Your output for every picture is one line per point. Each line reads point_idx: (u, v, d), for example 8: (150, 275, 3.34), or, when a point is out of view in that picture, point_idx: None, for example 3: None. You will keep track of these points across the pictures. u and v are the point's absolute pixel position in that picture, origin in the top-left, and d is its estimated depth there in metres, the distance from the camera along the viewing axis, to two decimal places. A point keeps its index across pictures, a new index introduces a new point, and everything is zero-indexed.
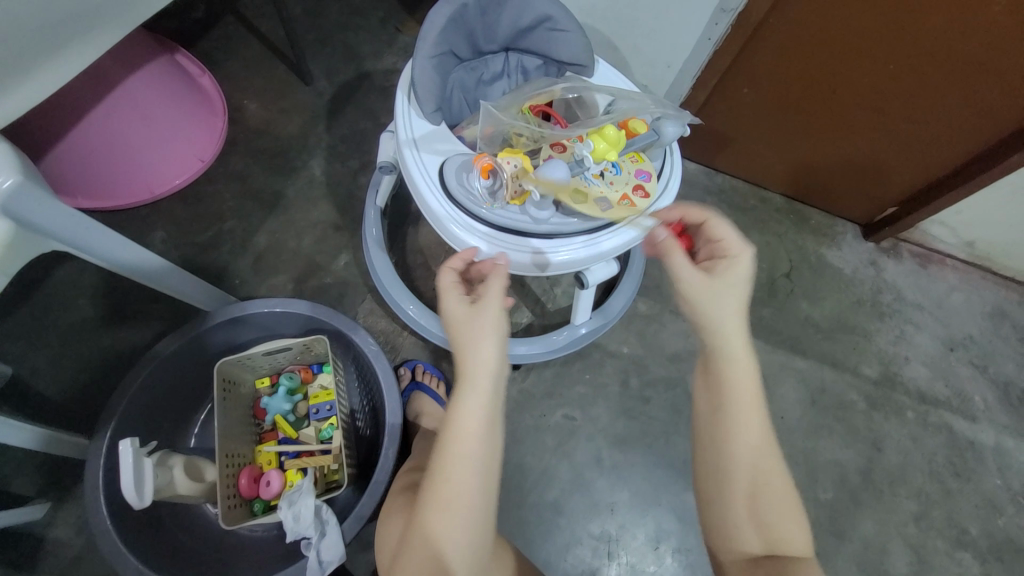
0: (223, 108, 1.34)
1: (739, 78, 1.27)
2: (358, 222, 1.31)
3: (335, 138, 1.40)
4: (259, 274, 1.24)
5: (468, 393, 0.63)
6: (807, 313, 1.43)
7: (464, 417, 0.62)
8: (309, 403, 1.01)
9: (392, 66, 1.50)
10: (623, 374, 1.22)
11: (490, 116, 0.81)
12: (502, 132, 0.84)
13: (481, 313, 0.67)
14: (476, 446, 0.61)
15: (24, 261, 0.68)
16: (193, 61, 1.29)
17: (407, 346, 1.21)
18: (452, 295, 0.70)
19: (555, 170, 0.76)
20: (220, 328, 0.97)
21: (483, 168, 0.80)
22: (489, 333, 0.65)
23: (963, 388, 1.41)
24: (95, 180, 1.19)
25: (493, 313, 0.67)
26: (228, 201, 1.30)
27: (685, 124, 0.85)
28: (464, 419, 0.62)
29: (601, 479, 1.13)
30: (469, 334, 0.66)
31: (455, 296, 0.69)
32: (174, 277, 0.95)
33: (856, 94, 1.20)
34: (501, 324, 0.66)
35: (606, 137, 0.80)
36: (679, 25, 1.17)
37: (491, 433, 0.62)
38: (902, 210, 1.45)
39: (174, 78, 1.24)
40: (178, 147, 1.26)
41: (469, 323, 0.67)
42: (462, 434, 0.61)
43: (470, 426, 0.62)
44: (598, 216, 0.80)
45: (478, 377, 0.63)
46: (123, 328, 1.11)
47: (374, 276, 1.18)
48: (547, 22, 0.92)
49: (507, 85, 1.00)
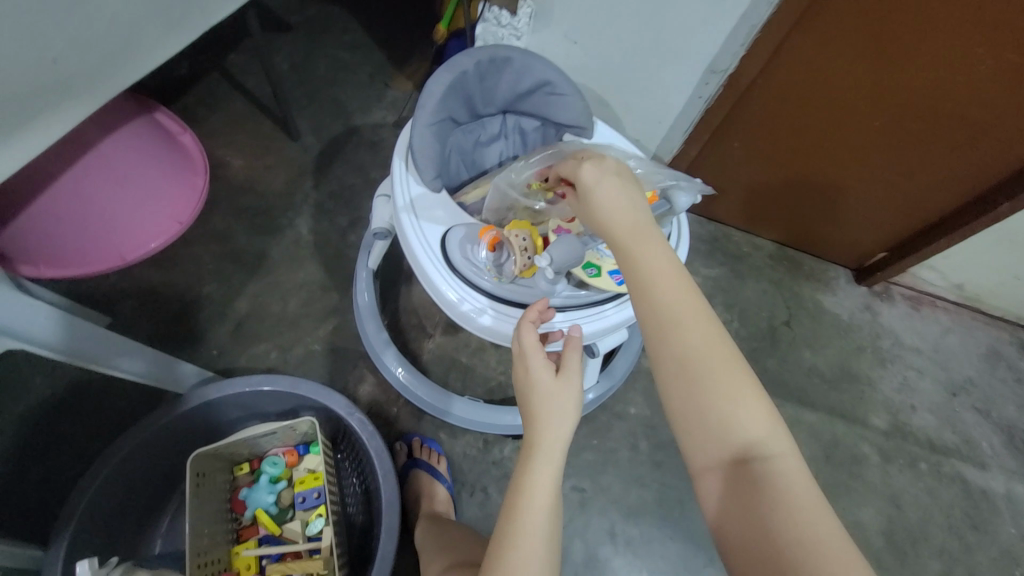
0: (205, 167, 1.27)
1: (730, 133, 1.29)
2: (347, 282, 1.24)
3: (323, 195, 1.35)
4: (239, 341, 1.15)
5: (542, 464, 0.58)
6: (810, 362, 1.40)
7: (532, 488, 0.57)
8: (294, 491, 0.91)
9: (381, 121, 1.48)
10: (632, 437, 1.15)
11: (498, 190, 0.82)
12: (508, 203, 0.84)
13: (562, 384, 0.61)
14: (546, 523, 0.56)
15: None
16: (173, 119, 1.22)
17: (401, 416, 1.12)
18: (538, 357, 0.63)
19: (567, 247, 0.72)
20: (196, 414, 0.88)
21: (491, 242, 0.77)
22: (568, 404, 0.61)
23: (971, 434, 1.38)
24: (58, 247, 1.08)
25: (569, 385, 0.62)
26: (208, 263, 1.23)
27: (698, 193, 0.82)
28: (535, 485, 0.57)
29: (616, 558, 1.04)
30: (549, 406, 0.60)
31: (540, 361, 0.62)
32: (133, 350, 0.84)
33: (846, 146, 1.22)
34: (576, 401, 0.62)
35: None
36: (670, 84, 1.19)
37: (555, 506, 0.58)
38: (892, 256, 1.47)
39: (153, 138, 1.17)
40: (155, 209, 1.18)
41: (549, 391, 0.61)
42: (532, 499, 0.57)
43: (540, 499, 0.57)
44: (611, 290, 0.78)
45: (553, 456, 0.58)
46: (85, 410, 1.00)
47: (366, 343, 1.11)
48: (545, 87, 0.90)
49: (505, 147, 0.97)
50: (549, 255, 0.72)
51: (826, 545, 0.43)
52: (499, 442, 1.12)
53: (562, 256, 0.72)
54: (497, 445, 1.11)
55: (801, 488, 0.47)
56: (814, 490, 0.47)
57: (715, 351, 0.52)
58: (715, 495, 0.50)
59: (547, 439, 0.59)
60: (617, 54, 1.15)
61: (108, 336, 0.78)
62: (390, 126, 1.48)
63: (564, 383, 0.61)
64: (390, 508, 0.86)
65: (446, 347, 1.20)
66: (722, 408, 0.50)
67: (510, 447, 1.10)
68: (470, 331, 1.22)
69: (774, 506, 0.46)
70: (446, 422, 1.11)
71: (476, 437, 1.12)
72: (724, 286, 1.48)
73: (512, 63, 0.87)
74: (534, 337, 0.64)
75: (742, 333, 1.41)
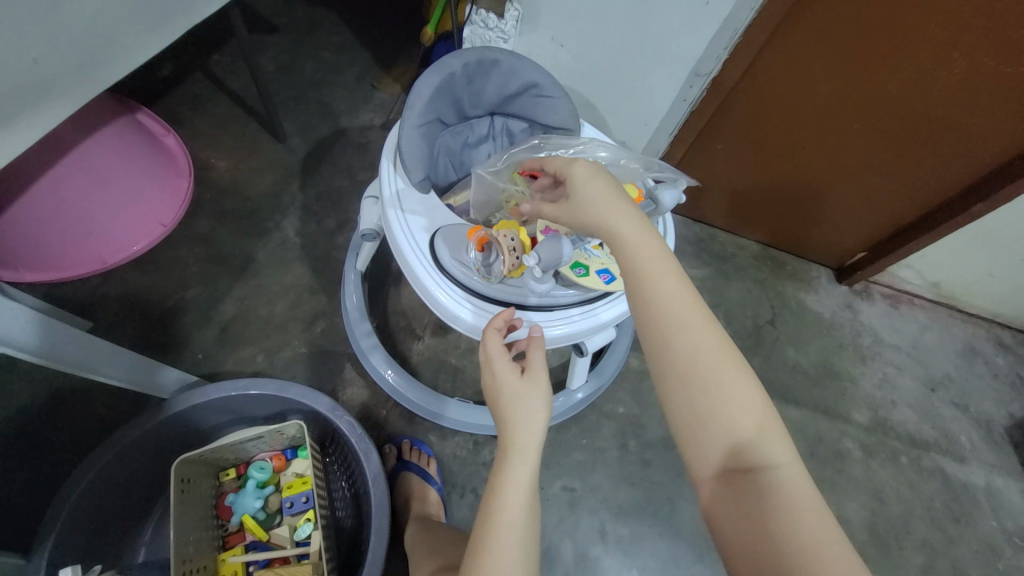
0: (189, 168, 1.26)
1: (714, 135, 1.32)
2: (336, 285, 1.23)
3: (310, 197, 1.34)
4: (224, 346, 1.14)
5: (517, 463, 0.58)
6: (794, 360, 1.43)
7: (510, 487, 0.58)
8: (282, 496, 0.91)
9: (369, 123, 1.48)
10: (621, 436, 1.16)
11: (483, 182, 0.85)
12: (494, 201, 0.87)
13: (529, 383, 0.62)
14: (523, 524, 0.57)
15: None
16: (155, 120, 1.20)
17: (391, 418, 1.12)
18: (503, 361, 0.64)
19: (556, 246, 0.73)
20: (180, 420, 0.86)
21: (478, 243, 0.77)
22: (537, 403, 0.61)
23: (949, 428, 1.42)
24: (37, 251, 1.06)
25: (539, 384, 0.62)
26: (192, 266, 1.21)
27: (682, 190, 0.83)
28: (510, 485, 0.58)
29: (607, 556, 1.05)
30: (519, 409, 0.61)
31: (504, 366, 0.63)
32: (106, 352, 0.81)
33: (826, 148, 1.25)
34: (545, 398, 0.62)
35: None
36: (655, 87, 1.21)
37: (532, 502, 0.58)
38: (870, 255, 1.51)
39: (135, 139, 1.15)
40: (137, 212, 1.16)
41: (519, 392, 0.62)
42: (506, 499, 0.57)
43: (516, 502, 0.57)
44: (600, 288, 0.78)
45: (527, 457, 0.59)
46: (65, 417, 0.98)
47: (355, 345, 1.10)
48: (533, 89, 0.91)
49: (493, 148, 0.98)
50: (538, 254, 0.73)
51: (829, 551, 0.44)
52: (490, 442, 1.12)
53: (551, 256, 0.72)
54: (488, 446, 1.11)
55: (805, 500, 0.47)
56: (819, 498, 0.47)
57: (719, 366, 0.52)
58: (715, 502, 0.50)
59: (519, 440, 0.59)
60: (603, 57, 1.17)
61: (84, 339, 0.76)
62: (377, 127, 1.47)
63: (530, 382, 0.62)
64: (380, 512, 0.85)
65: (435, 348, 1.19)
66: (724, 417, 0.51)
67: None
68: (460, 332, 1.22)
69: (782, 515, 0.46)
70: (436, 424, 1.11)
71: (466, 438, 1.12)
72: (710, 286, 1.50)
73: (499, 66, 0.88)
74: (499, 344, 0.65)
75: (729, 332, 1.44)
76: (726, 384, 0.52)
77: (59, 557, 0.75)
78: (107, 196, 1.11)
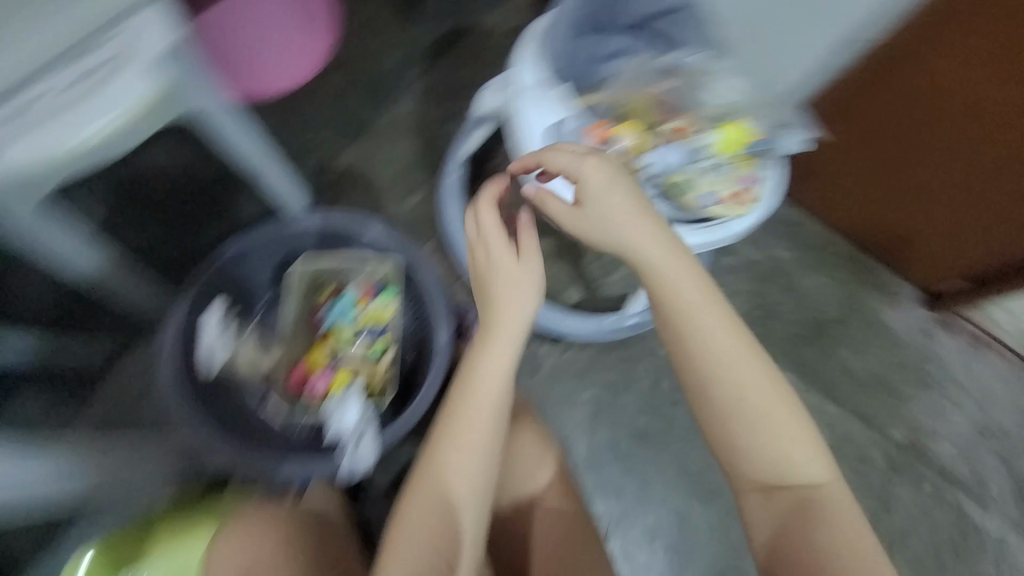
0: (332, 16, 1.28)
1: (851, 101, 1.22)
2: (436, 167, 1.32)
3: (429, 81, 1.40)
4: (333, 192, 1.27)
5: (484, 352, 0.75)
6: (848, 363, 1.39)
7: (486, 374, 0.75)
8: (365, 321, 1.06)
9: (492, 22, 1.45)
10: (657, 374, 1.22)
11: (619, 79, 0.95)
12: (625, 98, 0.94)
13: (513, 285, 0.75)
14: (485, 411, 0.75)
15: (170, 115, 0.84)
16: None
17: (458, 294, 1.24)
18: (494, 274, 0.76)
19: (670, 151, 0.88)
20: (305, 236, 1.07)
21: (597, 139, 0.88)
22: (514, 307, 0.75)
23: (987, 477, 1.37)
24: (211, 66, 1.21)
25: (518, 294, 0.75)
26: (319, 116, 1.33)
27: (802, 137, 0.91)
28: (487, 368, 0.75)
29: (613, 465, 1.17)
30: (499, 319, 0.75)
31: (500, 245, 0.76)
32: (239, 133, 0.98)
33: (962, 151, 1.10)
34: (535, 279, 0.76)
35: (728, 134, 0.88)
36: (806, 40, 1.12)
37: (506, 386, 0.77)
38: (962, 292, 1.35)
39: None
40: (287, 52, 1.26)
41: (502, 297, 0.75)
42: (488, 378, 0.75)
43: (484, 393, 0.75)
44: (697, 206, 0.89)
45: (497, 366, 0.75)
46: (218, 216, 1.25)
47: (444, 222, 1.18)
48: (675, 15, 0.95)
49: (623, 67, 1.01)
50: (654, 154, 0.89)
51: (863, 545, 0.66)
52: (537, 341, 1.21)
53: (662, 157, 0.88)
54: (535, 343, 1.21)
55: (853, 522, 0.67)
56: (853, 503, 0.69)
57: (774, 396, 0.70)
58: (756, 508, 0.72)
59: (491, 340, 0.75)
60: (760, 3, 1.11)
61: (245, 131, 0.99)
62: (504, 29, 1.48)
63: (514, 285, 0.75)
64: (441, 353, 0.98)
65: None
66: (782, 453, 0.69)
67: (546, 349, 1.20)
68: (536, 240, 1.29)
69: (830, 531, 0.67)
70: None
71: None
72: (784, 269, 1.45)
73: None
74: (492, 218, 0.77)
75: (789, 318, 1.40)
76: (782, 416, 0.69)
77: (203, 300, 1.00)
78: (264, 29, 1.20)
